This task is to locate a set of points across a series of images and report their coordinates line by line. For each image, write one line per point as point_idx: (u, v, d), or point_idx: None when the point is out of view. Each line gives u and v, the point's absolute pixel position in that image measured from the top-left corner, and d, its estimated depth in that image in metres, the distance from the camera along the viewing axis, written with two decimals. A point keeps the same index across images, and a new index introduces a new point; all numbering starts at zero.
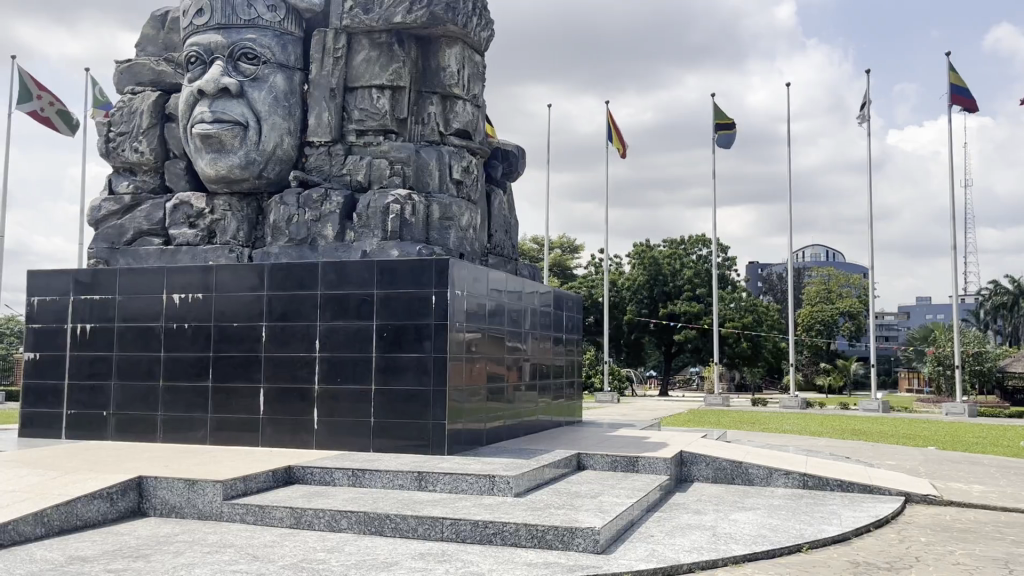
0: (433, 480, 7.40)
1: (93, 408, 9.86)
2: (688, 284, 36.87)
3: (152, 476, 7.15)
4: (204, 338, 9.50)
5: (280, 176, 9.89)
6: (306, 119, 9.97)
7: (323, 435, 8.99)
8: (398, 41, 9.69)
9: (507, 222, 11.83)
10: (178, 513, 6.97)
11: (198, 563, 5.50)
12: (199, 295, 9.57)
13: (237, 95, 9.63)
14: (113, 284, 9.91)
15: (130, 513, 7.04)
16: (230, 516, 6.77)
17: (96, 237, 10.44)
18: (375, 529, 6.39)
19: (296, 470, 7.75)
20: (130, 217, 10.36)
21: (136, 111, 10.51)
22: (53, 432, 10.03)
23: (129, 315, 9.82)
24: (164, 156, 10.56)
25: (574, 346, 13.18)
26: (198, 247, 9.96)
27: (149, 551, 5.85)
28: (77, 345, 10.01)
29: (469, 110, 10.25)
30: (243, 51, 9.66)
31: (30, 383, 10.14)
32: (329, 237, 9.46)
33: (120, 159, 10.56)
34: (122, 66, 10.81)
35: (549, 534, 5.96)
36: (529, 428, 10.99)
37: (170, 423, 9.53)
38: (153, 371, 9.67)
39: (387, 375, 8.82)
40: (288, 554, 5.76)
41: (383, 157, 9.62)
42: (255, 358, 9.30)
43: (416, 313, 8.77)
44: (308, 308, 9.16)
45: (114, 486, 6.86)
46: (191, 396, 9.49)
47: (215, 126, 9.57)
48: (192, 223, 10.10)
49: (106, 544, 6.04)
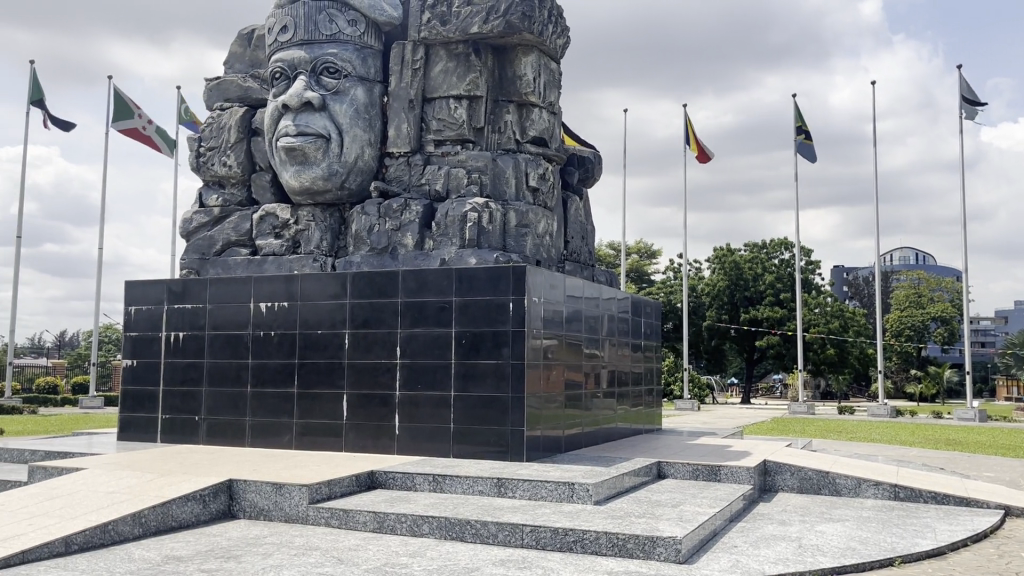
0: (512, 486, 7.42)
1: (186, 413, 10.26)
2: (771, 288, 36.04)
3: (242, 478, 7.39)
4: (291, 345, 9.78)
5: (360, 187, 10.11)
6: (386, 130, 10.18)
7: (405, 441, 9.14)
8: (475, 51, 9.80)
9: (584, 228, 11.81)
10: (267, 515, 7.17)
11: (288, 565, 5.66)
12: (285, 304, 9.85)
13: (321, 108, 9.89)
14: (204, 293, 10.30)
15: (222, 514, 7.29)
16: (316, 519, 6.95)
17: (187, 248, 10.86)
18: (457, 534, 6.44)
19: (379, 474, 7.91)
20: (220, 228, 10.74)
21: (225, 127, 10.91)
22: (150, 436, 10.47)
23: (219, 323, 10.19)
24: (250, 169, 10.92)
25: (652, 353, 13.04)
26: (283, 257, 10.26)
27: (240, 552, 6.05)
28: (171, 351, 10.43)
29: (545, 117, 10.27)
30: (326, 65, 9.92)
31: (128, 388, 10.62)
32: (410, 246, 9.63)
33: (210, 173, 10.96)
34: (212, 83, 11.22)
35: (630, 543, 5.90)
36: (607, 435, 10.91)
37: (258, 428, 9.84)
38: (242, 377, 10.00)
39: (466, 381, 8.90)
40: (372, 557, 5.87)
41: (462, 166, 9.75)
42: (338, 364, 9.52)
43: (494, 320, 8.82)
44: (389, 316, 9.32)
45: (207, 487, 7.13)
46: (277, 402, 9.77)
47: (299, 139, 9.85)
48: (279, 233, 10.42)
49: (200, 544, 6.27)
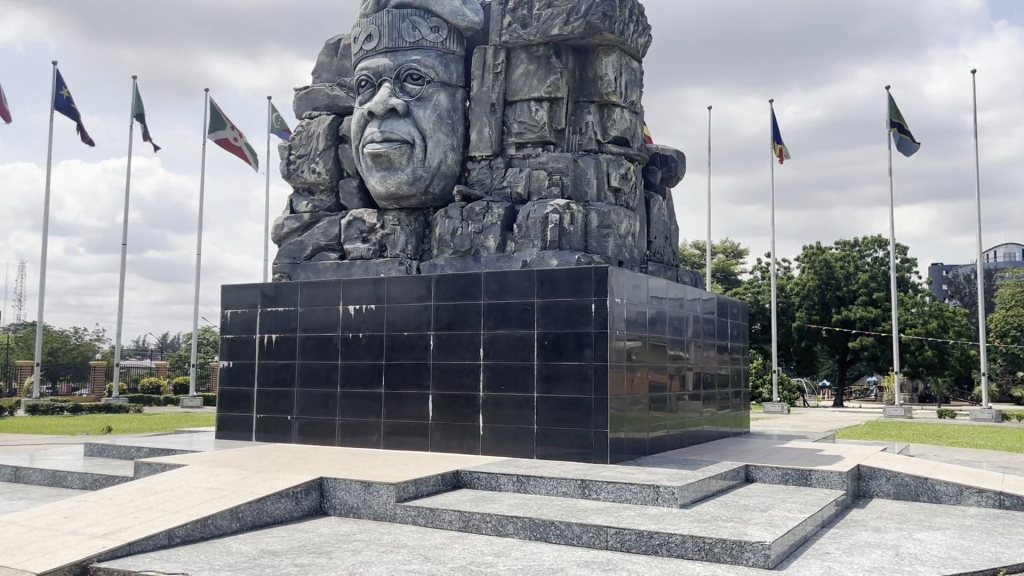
0: (597, 488, 7.40)
1: (279, 413, 10.61)
2: (864, 287, 34.86)
3: (333, 477, 7.60)
4: (378, 347, 10.00)
5: (444, 191, 10.25)
6: (468, 134, 10.30)
7: (490, 441, 9.21)
8: (555, 53, 9.82)
9: (668, 228, 11.67)
10: (356, 513, 7.36)
11: (376, 562, 5.79)
12: (372, 306, 10.08)
13: (404, 114, 10.09)
14: (295, 296, 10.63)
15: (313, 511, 7.51)
16: (404, 517, 7.08)
17: (279, 253, 11.22)
18: (542, 535, 6.46)
19: (465, 474, 8.01)
20: (310, 233, 11.06)
21: (313, 135, 11.25)
22: (245, 434, 10.87)
23: (310, 325, 10.50)
24: (339, 175, 11.21)
25: (739, 354, 12.79)
26: (371, 261, 10.48)
27: (332, 548, 6.22)
28: (265, 353, 10.81)
29: (626, 117, 10.20)
30: (409, 72, 10.12)
31: (226, 388, 11.06)
32: (492, 248, 9.71)
33: (300, 180, 11.31)
34: (301, 93, 11.59)
35: (717, 547, 5.81)
36: (693, 438, 10.76)
37: (347, 427, 10.09)
38: (331, 378, 10.27)
39: (549, 383, 8.92)
40: (458, 556, 5.95)
41: (543, 168, 9.78)
42: (424, 365, 9.68)
43: (577, 321, 8.81)
44: (473, 317, 9.43)
45: (299, 485, 7.36)
46: (365, 402, 10.00)
47: (385, 145, 10.07)
48: (365, 238, 10.65)
49: (293, 540, 6.48)
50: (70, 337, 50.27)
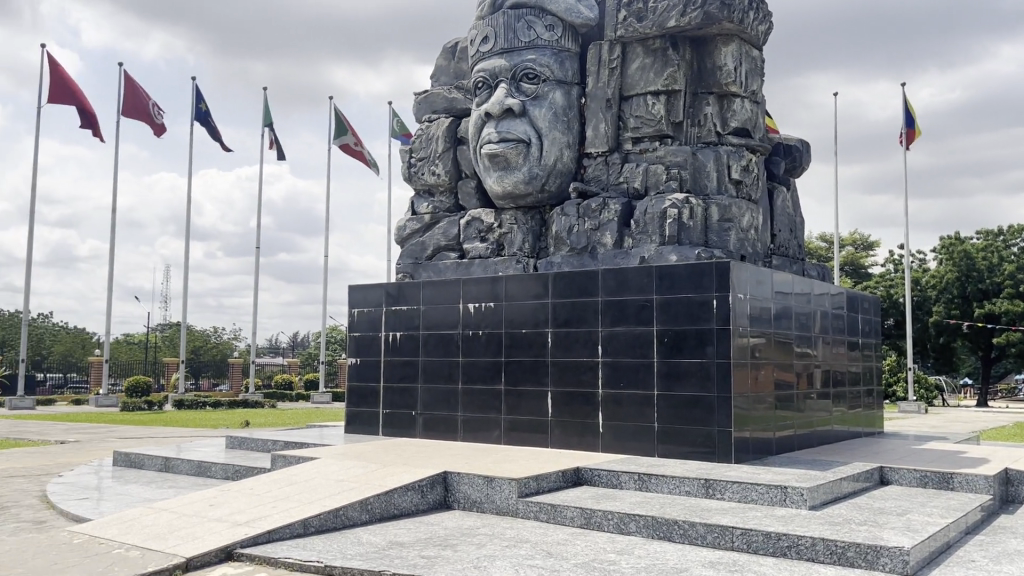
0: (721, 488, 7.24)
1: (404, 409, 10.93)
2: (1010, 279, 32.60)
3: (456, 471, 7.76)
4: (497, 344, 10.13)
5: (560, 188, 10.28)
6: (584, 131, 10.29)
7: (610, 438, 9.18)
8: (672, 45, 9.67)
9: (792, 220, 11.28)
10: (479, 507, 7.49)
11: (500, 556, 5.88)
12: (491, 305, 10.22)
13: (521, 113, 10.18)
14: (417, 295, 10.93)
15: (438, 505, 7.69)
16: (525, 513, 7.16)
17: (402, 253, 11.55)
18: (665, 534, 6.39)
19: (585, 471, 8.01)
20: (430, 234, 11.33)
21: (433, 137, 11.51)
22: (372, 428, 11.25)
23: (432, 323, 10.76)
24: (457, 176, 11.42)
25: (871, 351, 12.22)
26: (489, 259, 10.63)
27: (457, 541, 6.36)
28: (390, 350, 11.16)
29: (747, 107, 9.91)
30: (525, 71, 10.20)
31: (353, 384, 11.49)
32: (609, 245, 9.66)
33: (420, 182, 11.61)
34: (420, 97, 11.88)
35: (851, 552, 5.58)
36: (822, 437, 10.37)
37: (469, 423, 10.28)
38: (453, 375, 10.49)
39: (669, 381, 8.80)
40: (580, 552, 5.96)
41: (660, 163, 9.66)
42: (543, 362, 9.74)
43: (697, 318, 8.66)
44: (591, 314, 9.41)
45: (424, 478, 7.56)
46: (486, 398, 10.16)
47: (501, 145, 10.19)
48: (484, 237, 10.82)
49: (420, 532, 6.67)
50: (211, 337, 53.41)
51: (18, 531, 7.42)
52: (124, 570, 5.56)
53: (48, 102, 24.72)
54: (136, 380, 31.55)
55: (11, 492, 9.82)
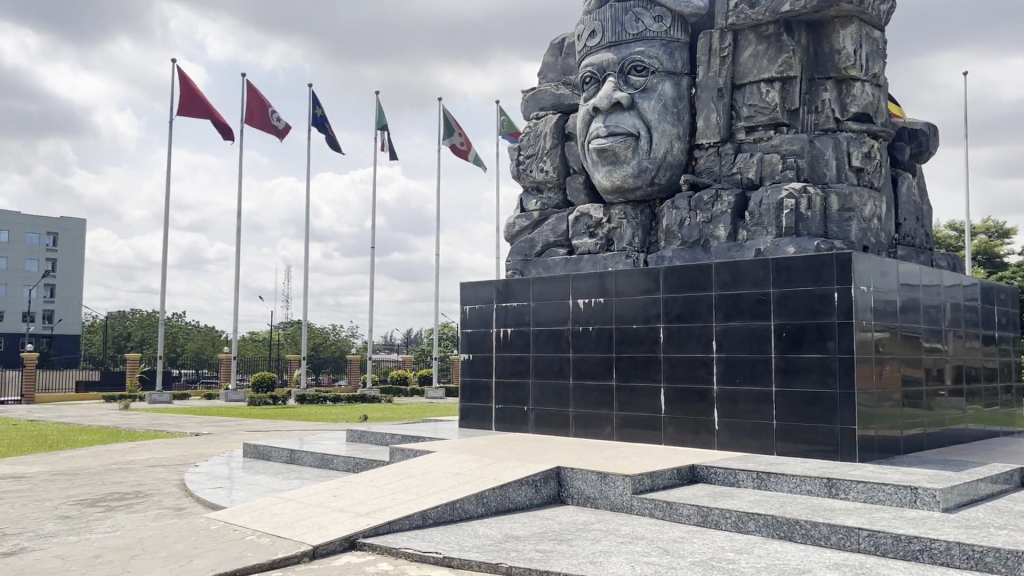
0: (845, 488, 6.98)
1: (516, 404, 11.03)
2: None
3: (570, 467, 7.78)
4: (608, 340, 10.08)
5: (671, 181, 10.13)
6: (694, 122, 10.09)
7: (725, 435, 8.99)
8: (786, 31, 9.35)
9: (919, 208, 10.73)
10: (593, 503, 7.48)
11: (616, 552, 5.86)
12: (601, 300, 10.18)
13: (629, 107, 10.08)
14: (527, 292, 11.01)
15: (552, 500, 7.74)
16: (640, 509, 7.11)
17: (512, 250, 11.65)
18: (785, 534, 6.21)
19: (701, 469, 7.88)
20: (539, 231, 11.38)
21: (541, 134, 11.55)
22: (485, 423, 11.41)
23: (542, 319, 10.81)
24: (565, 172, 11.42)
25: (1009, 346, 11.48)
26: (599, 255, 10.59)
27: (572, 536, 6.38)
28: (501, 346, 11.29)
29: (869, 91, 9.48)
30: (633, 64, 10.10)
31: (466, 379, 11.68)
32: (723, 238, 9.44)
33: (529, 179, 11.67)
34: (528, 95, 11.94)
35: (990, 557, 5.27)
36: (955, 437, 9.82)
37: (581, 419, 10.27)
38: (564, 370, 10.51)
39: (788, 377, 8.54)
40: (697, 550, 5.87)
41: (776, 152, 9.37)
42: (655, 358, 9.62)
43: (817, 312, 8.36)
44: (704, 309, 9.23)
45: (538, 473, 7.61)
46: (597, 394, 10.13)
47: (610, 140, 10.12)
48: (593, 232, 10.78)
49: (535, 526, 6.72)
50: (329, 333, 55.48)
51: (161, 517, 7.93)
52: (255, 556, 5.86)
53: (179, 115, 26.23)
54: (262, 375, 33.10)
55: (153, 480, 10.51)
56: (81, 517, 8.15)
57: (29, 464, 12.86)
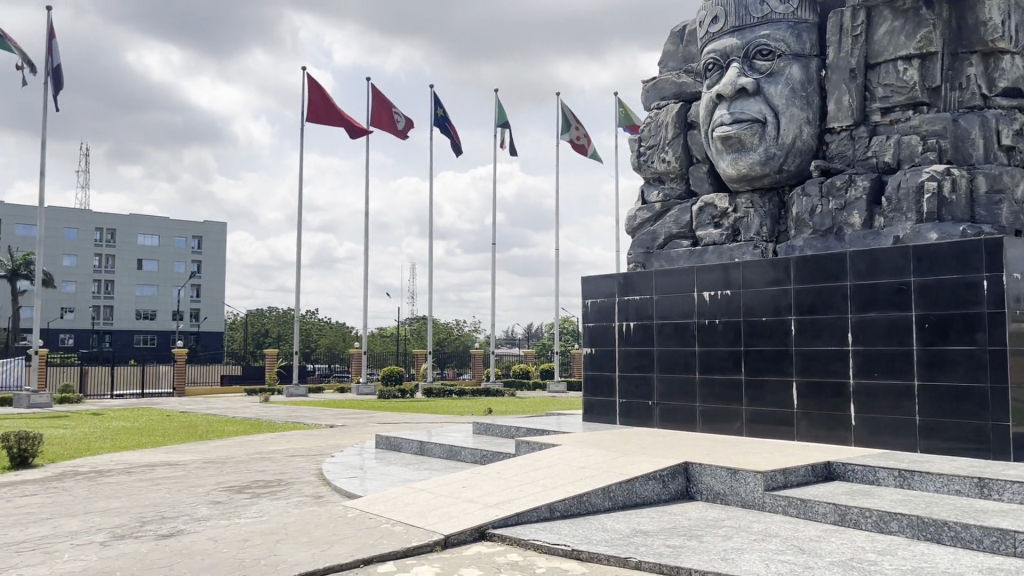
0: (997, 488, 6.55)
1: (641, 398, 10.93)
2: None
3: (697, 462, 7.65)
4: (736, 333, 9.83)
5: (801, 168, 9.76)
6: (825, 105, 9.68)
7: (863, 432, 8.60)
8: (926, 4, 8.82)
9: None
10: (723, 499, 7.33)
11: (749, 549, 5.71)
12: (728, 293, 9.94)
13: (755, 92, 9.78)
14: (651, 285, 10.88)
15: (680, 495, 7.63)
16: (773, 507, 6.92)
17: (634, 243, 11.53)
18: (932, 535, 5.89)
19: (837, 466, 7.58)
20: (662, 222, 11.21)
21: (662, 124, 11.38)
22: (610, 418, 11.36)
23: (666, 313, 10.66)
24: (688, 162, 11.21)
25: None
26: (725, 245, 10.34)
27: (702, 532, 6.27)
28: (624, 340, 11.20)
29: (1019, 64, 8.82)
30: (759, 48, 9.81)
31: (589, 373, 11.67)
32: (858, 225, 9.03)
33: (650, 170, 11.53)
34: (649, 85, 11.79)
35: None
36: None
37: (709, 413, 10.07)
38: (690, 364, 10.33)
39: (932, 370, 8.07)
40: (836, 550, 5.65)
41: (915, 132, 8.86)
42: (786, 352, 9.31)
43: (964, 301, 7.87)
44: (839, 300, 8.86)
45: (665, 468, 7.52)
46: (725, 389, 9.90)
47: (735, 127, 9.85)
48: (718, 223, 10.54)
49: (663, 521, 6.64)
50: (453, 328, 56.63)
51: (301, 504, 8.35)
52: (390, 543, 6.08)
53: (309, 122, 27.40)
54: (389, 369, 34.14)
55: (293, 469, 11.07)
56: (229, 502, 8.68)
57: (183, 452, 13.80)
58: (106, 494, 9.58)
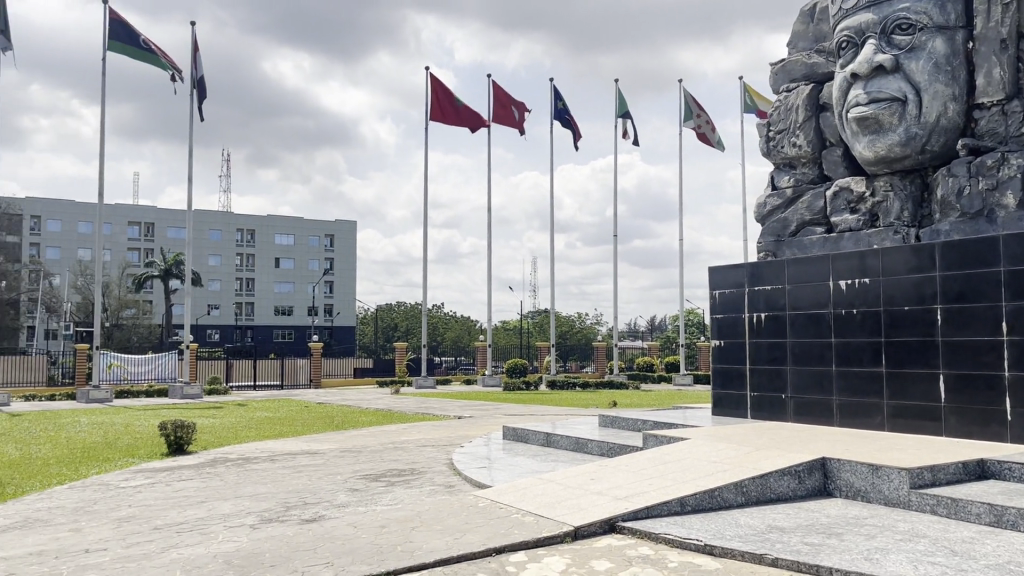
0: None
1: (774, 392, 10.59)
2: None
3: (836, 458, 7.35)
4: (876, 323, 9.36)
5: (946, 146, 9.20)
6: (973, 79, 9.07)
7: (1021, 429, 8.02)
8: None
9: None
10: (865, 497, 7.02)
11: (894, 549, 5.45)
12: (866, 281, 9.48)
13: (894, 69, 9.28)
14: (782, 274, 10.54)
15: (818, 492, 7.36)
16: (920, 506, 6.56)
17: (763, 231, 11.18)
18: None
19: (992, 464, 7.11)
20: (794, 209, 10.82)
21: (792, 107, 10.98)
22: (741, 411, 11.09)
23: (799, 303, 10.29)
24: (821, 145, 10.76)
25: None
26: (862, 232, 9.88)
27: (843, 530, 6.03)
28: (755, 332, 10.90)
29: None
30: (897, 23, 9.30)
31: (718, 366, 11.41)
32: (1012, 206, 8.43)
33: (780, 156, 11.14)
34: (777, 67, 11.39)
35: None
36: None
37: (847, 407, 9.65)
38: (826, 356, 9.94)
39: None
40: (992, 553, 5.31)
41: None
42: (931, 343, 8.79)
43: None
44: (991, 287, 8.29)
45: (801, 464, 7.28)
46: (864, 382, 9.46)
47: (873, 107, 9.38)
48: (855, 208, 10.08)
49: (800, 518, 6.43)
50: (576, 321, 56.60)
51: (434, 493, 8.58)
52: (521, 533, 6.16)
53: (432, 121, 27.98)
54: (514, 362, 34.49)
55: (425, 459, 11.39)
56: (366, 490, 9.03)
57: (321, 441, 14.45)
58: (253, 480, 10.15)
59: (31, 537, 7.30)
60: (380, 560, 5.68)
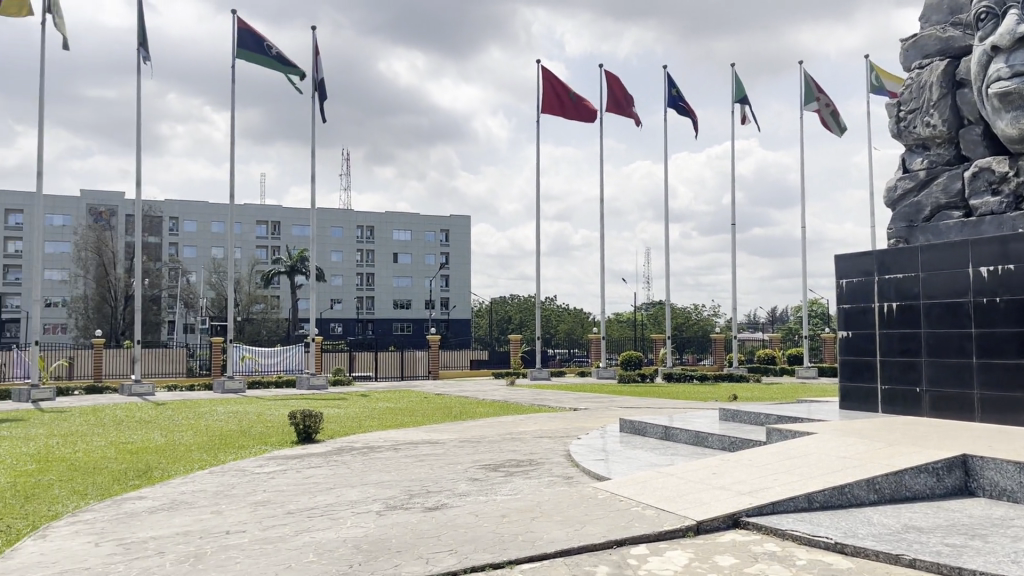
0: None
1: (907, 385, 10.07)
2: None
3: (978, 455, 6.95)
4: (1021, 313, 8.72)
5: None
6: None
7: None
8: None
9: None
10: (1011, 497, 6.61)
11: None
12: (1010, 267, 8.87)
13: None
14: (916, 262, 10.01)
15: (959, 491, 6.97)
16: None
17: (894, 217, 10.64)
18: None
19: None
20: (928, 192, 10.25)
21: (925, 85, 10.39)
22: (870, 406, 10.60)
23: (934, 291, 9.74)
24: (958, 124, 10.15)
25: None
26: (1005, 215, 9.26)
27: (987, 531, 5.69)
28: (885, 323, 10.40)
29: None
30: None
31: (845, 357, 10.97)
32: None
33: (912, 136, 10.57)
34: (908, 44, 10.81)
35: None
36: None
37: (989, 402, 9.05)
38: (965, 348, 9.36)
39: None
40: None
41: None
42: None
43: None
44: None
45: (940, 460, 6.91)
46: (1009, 375, 8.84)
47: (1016, 81, 8.77)
48: (996, 189, 9.46)
49: (940, 518, 6.11)
50: (693, 313, 55.59)
51: (552, 484, 8.63)
52: (642, 526, 6.11)
53: (544, 114, 28.07)
54: (629, 354, 34.22)
55: (542, 450, 11.46)
56: (486, 480, 9.17)
57: (441, 431, 14.77)
58: (378, 468, 10.49)
59: (177, 518, 7.81)
60: (501, 549, 5.76)
